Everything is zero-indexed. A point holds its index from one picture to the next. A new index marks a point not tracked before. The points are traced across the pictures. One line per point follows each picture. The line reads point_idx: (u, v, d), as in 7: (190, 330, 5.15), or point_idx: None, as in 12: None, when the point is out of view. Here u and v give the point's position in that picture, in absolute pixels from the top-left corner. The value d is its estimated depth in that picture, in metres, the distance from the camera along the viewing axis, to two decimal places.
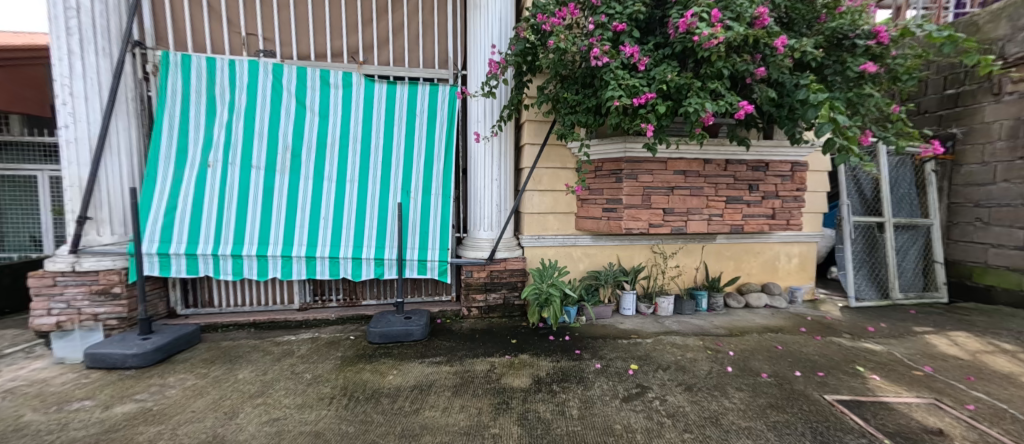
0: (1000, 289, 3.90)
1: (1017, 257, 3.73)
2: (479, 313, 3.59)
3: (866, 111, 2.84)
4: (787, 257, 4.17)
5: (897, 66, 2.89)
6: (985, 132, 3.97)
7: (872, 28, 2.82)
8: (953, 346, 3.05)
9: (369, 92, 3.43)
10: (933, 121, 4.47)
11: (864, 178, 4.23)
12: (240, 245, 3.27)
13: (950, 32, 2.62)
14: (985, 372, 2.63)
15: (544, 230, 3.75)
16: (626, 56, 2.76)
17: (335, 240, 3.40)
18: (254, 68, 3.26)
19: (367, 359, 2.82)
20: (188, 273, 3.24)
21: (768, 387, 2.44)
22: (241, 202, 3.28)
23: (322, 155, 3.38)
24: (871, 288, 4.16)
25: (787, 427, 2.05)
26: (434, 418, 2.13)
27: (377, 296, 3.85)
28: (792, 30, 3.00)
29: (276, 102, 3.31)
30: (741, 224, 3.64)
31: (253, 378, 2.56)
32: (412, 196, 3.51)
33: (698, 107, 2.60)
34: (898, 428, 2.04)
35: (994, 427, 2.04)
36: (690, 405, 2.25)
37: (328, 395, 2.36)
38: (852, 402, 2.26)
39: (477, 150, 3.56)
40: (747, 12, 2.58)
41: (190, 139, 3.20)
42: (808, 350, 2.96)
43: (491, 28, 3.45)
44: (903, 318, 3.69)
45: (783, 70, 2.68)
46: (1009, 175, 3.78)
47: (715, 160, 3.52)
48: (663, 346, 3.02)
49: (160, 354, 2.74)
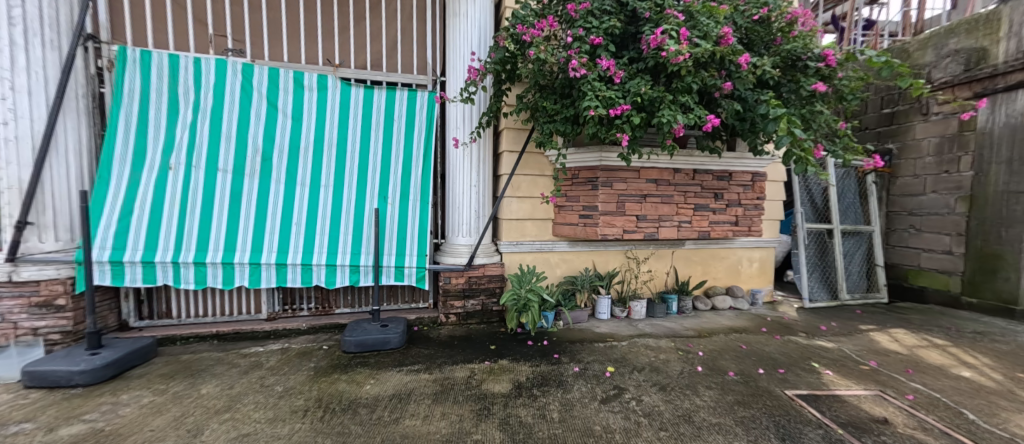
0: (932, 290, 4.32)
1: (945, 260, 4.17)
2: (457, 319, 3.57)
3: (818, 127, 3.11)
4: (749, 261, 4.42)
5: (842, 86, 3.17)
6: (916, 148, 4.42)
7: (821, 51, 3.07)
8: (893, 342, 3.35)
9: (346, 96, 3.35)
10: (872, 137, 4.91)
11: (815, 187, 4.58)
12: (203, 253, 3.11)
13: (887, 57, 2.88)
14: (922, 365, 2.91)
15: (522, 236, 3.78)
16: (603, 69, 2.85)
17: (308, 246, 3.30)
18: (222, 66, 3.11)
19: (342, 369, 2.74)
20: (144, 282, 3.04)
21: (735, 384, 2.58)
22: (206, 207, 3.12)
23: (295, 158, 3.29)
24: (822, 290, 4.47)
25: (753, 422, 2.18)
26: (414, 426, 2.11)
27: (351, 304, 3.78)
28: (751, 50, 3.22)
29: (246, 104, 3.18)
30: (708, 231, 3.84)
31: (218, 393, 2.42)
32: (389, 201, 3.47)
33: (670, 119, 2.73)
34: (849, 418, 2.21)
35: (930, 415, 2.25)
36: (664, 404, 2.35)
37: (302, 407, 2.28)
38: (810, 397, 2.44)
39: (455, 156, 3.56)
40: (713, 31, 2.78)
41: (149, 140, 3.02)
42: (769, 349, 3.16)
43: (471, 36, 3.49)
44: (851, 317, 4.01)
45: (746, 85, 2.88)
46: (937, 186, 4.22)
47: (684, 169, 3.68)
48: (637, 348, 3.13)
49: (111, 370, 2.54)
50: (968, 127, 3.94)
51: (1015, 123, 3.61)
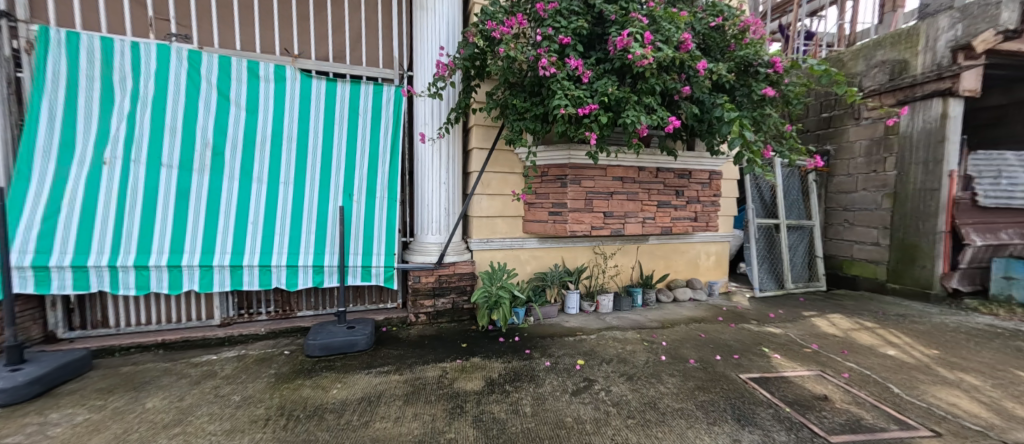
0: (863, 278, 4.77)
1: (874, 251, 4.63)
2: (427, 319, 3.51)
3: (767, 128, 3.32)
4: (707, 255, 4.67)
5: (789, 91, 3.39)
6: (850, 149, 4.86)
7: (770, 58, 3.29)
8: (832, 326, 3.68)
9: (306, 88, 3.18)
10: (813, 139, 5.35)
11: (764, 184, 4.91)
12: (146, 255, 2.88)
13: (826, 66, 3.13)
14: (855, 346, 3.21)
15: (492, 233, 3.79)
16: (571, 68, 2.90)
17: (267, 246, 3.14)
18: (165, 52, 2.85)
19: (306, 374, 2.63)
20: (75, 289, 2.77)
21: (695, 371, 2.73)
22: (148, 206, 2.87)
23: (250, 153, 3.09)
24: (771, 280, 4.82)
25: (711, 405, 2.31)
26: (385, 429, 2.06)
27: (314, 306, 3.62)
28: (708, 55, 3.39)
29: (193, 94, 2.94)
30: (670, 226, 4.01)
31: (166, 406, 2.24)
32: (355, 198, 3.35)
33: (635, 119, 2.83)
34: (795, 397, 2.40)
35: (863, 390, 2.49)
36: (631, 393, 2.44)
37: (263, 416, 2.16)
38: (761, 379, 2.62)
39: (422, 152, 3.50)
40: (674, 36, 2.91)
41: (78, 131, 2.73)
42: (725, 336, 3.37)
43: (438, 30, 3.43)
44: (795, 305, 4.35)
45: (704, 90, 3.03)
46: (867, 184, 4.67)
47: (648, 168, 3.83)
48: (605, 341, 3.22)
49: (37, 387, 2.28)
50: (892, 131, 4.38)
51: (930, 128, 4.03)
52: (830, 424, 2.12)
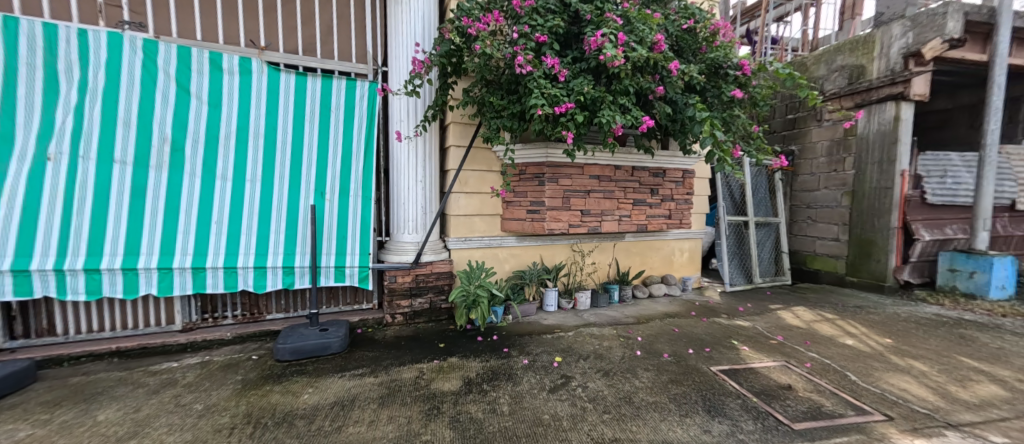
0: (824, 272, 5.02)
1: (834, 246, 4.88)
2: (403, 319, 3.45)
3: (736, 129, 3.44)
4: (680, 252, 4.79)
5: (756, 93, 3.51)
6: (813, 150, 5.10)
7: (738, 61, 3.40)
8: (796, 318, 3.85)
9: (274, 82, 3.04)
10: (779, 139, 5.58)
11: (734, 183, 5.09)
12: (98, 258, 2.70)
13: (790, 70, 3.25)
14: (817, 337, 3.37)
15: (470, 232, 3.76)
16: (547, 66, 2.90)
17: (232, 247, 3.00)
18: (117, 41, 2.66)
19: (276, 379, 2.52)
20: (17, 295, 2.57)
21: (669, 365, 2.80)
22: (99, 205, 2.68)
23: (213, 149, 2.93)
24: (740, 275, 5.00)
25: (684, 398, 2.37)
26: (359, 433, 2.00)
27: (284, 309, 3.48)
28: (681, 57, 3.47)
29: (149, 85, 2.75)
30: (645, 224, 4.09)
31: (120, 418, 2.10)
32: (327, 197, 3.24)
33: (610, 119, 2.86)
34: (762, 387, 2.50)
35: (824, 379, 2.62)
36: (607, 389, 2.47)
37: (228, 425, 2.06)
38: (731, 371, 2.72)
39: (398, 150, 3.43)
40: (648, 37, 2.95)
41: (18, 124, 2.51)
42: (697, 330, 3.47)
43: (414, 25, 3.36)
44: (762, 298, 4.53)
45: (677, 90, 3.09)
46: (828, 183, 4.91)
47: (624, 166, 3.89)
48: (583, 337, 3.25)
49: None
50: (851, 133, 4.61)
51: (885, 130, 4.27)
52: (794, 412, 2.22)
